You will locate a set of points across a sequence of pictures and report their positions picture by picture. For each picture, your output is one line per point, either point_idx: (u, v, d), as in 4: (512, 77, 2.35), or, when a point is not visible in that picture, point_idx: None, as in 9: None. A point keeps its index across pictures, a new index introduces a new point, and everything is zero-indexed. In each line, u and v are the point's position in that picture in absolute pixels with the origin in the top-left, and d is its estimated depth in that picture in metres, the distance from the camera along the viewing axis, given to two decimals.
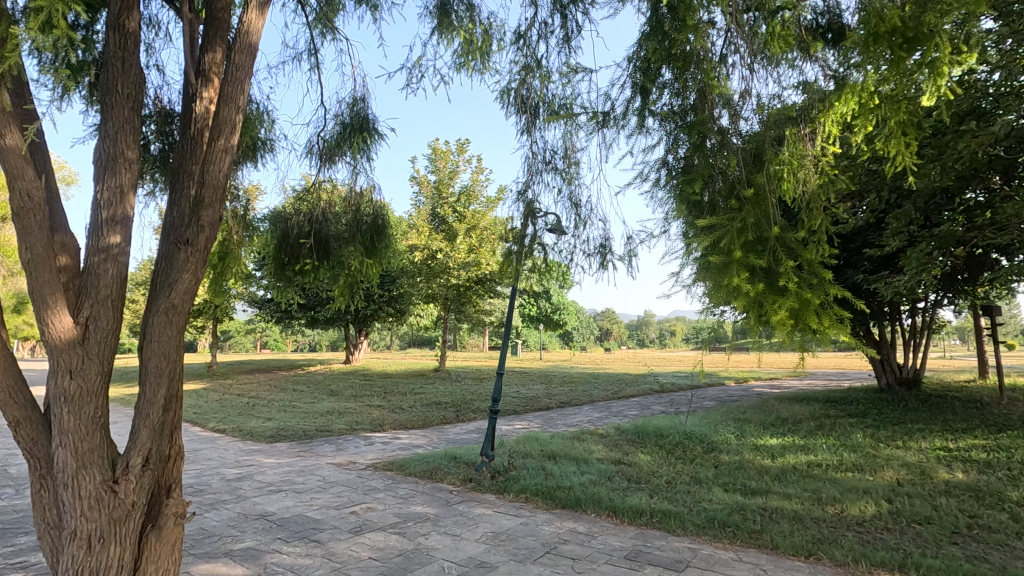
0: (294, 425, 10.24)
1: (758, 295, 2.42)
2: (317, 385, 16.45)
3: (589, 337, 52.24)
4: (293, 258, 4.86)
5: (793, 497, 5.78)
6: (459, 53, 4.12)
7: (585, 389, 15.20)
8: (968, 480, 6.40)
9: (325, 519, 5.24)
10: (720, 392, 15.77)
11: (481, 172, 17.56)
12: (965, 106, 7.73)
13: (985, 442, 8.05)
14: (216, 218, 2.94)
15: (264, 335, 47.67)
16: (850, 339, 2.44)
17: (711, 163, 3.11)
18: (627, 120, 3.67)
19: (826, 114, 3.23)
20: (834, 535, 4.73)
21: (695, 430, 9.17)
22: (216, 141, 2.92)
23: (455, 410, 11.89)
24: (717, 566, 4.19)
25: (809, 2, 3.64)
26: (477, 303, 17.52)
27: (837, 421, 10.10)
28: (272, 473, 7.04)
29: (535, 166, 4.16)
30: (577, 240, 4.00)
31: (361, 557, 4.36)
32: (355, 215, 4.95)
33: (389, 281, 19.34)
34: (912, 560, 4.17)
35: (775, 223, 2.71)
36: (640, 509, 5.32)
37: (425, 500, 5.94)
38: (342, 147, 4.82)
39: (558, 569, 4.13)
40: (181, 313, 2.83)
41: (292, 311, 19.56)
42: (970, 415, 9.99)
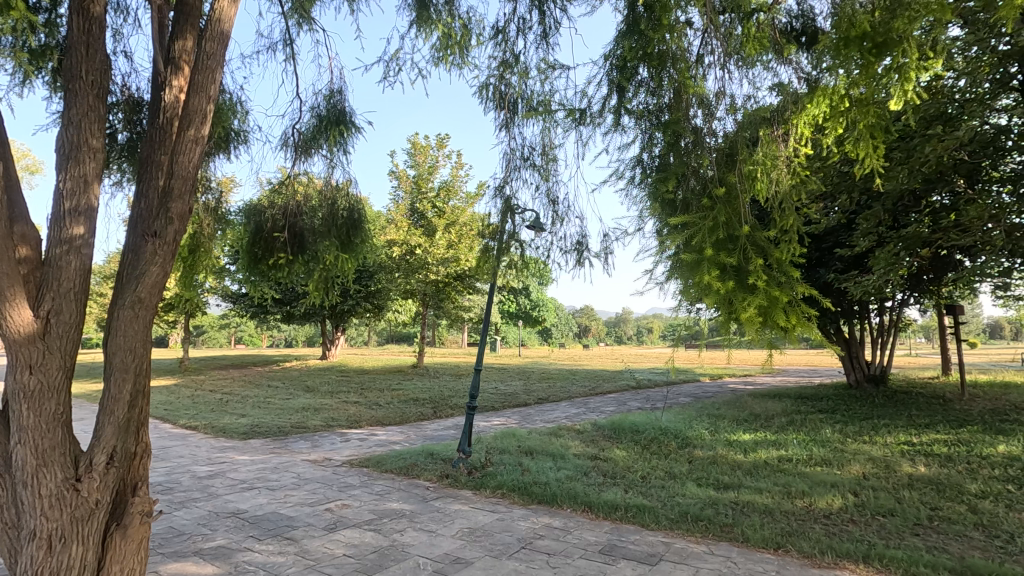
0: (269, 422, 10.10)
1: (728, 292, 2.46)
2: (293, 381, 16.26)
3: (568, 334, 52.62)
4: (266, 253, 4.77)
5: (764, 492, 5.90)
6: (438, 47, 4.09)
7: (563, 386, 15.33)
8: (930, 473, 6.62)
9: (300, 517, 5.18)
10: (695, 389, 16.05)
11: (462, 167, 17.46)
12: (932, 111, 8.00)
13: (946, 437, 8.31)
14: (186, 211, 2.88)
15: (238, 330, 46.94)
16: (818, 337, 2.52)
17: (685, 162, 3.15)
18: (604, 117, 3.68)
19: (799, 115, 3.39)
20: (802, 528, 4.85)
21: (670, 426, 9.29)
22: (186, 131, 2.86)
23: (433, 407, 11.85)
24: (689, 559, 4.27)
25: (782, 6, 3.70)
26: (455, 300, 17.46)
27: (807, 417, 10.36)
28: (246, 470, 6.94)
29: (512, 163, 4.17)
30: (554, 237, 4.02)
31: (336, 555, 4.32)
32: (330, 209, 4.88)
33: (367, 277, 19.16)
34: (875, 550, 4.29)
35: (746, 222, 2.75)
36: (615, 504, 5.38)
37: (401, 496, 5.91)
38: (318, 140, 4.75)
39: (533, 565, 4.15)
40: (148, 306, 2.76)
41: (267, 306, 19.26)
42: (934, 411, 10.33)
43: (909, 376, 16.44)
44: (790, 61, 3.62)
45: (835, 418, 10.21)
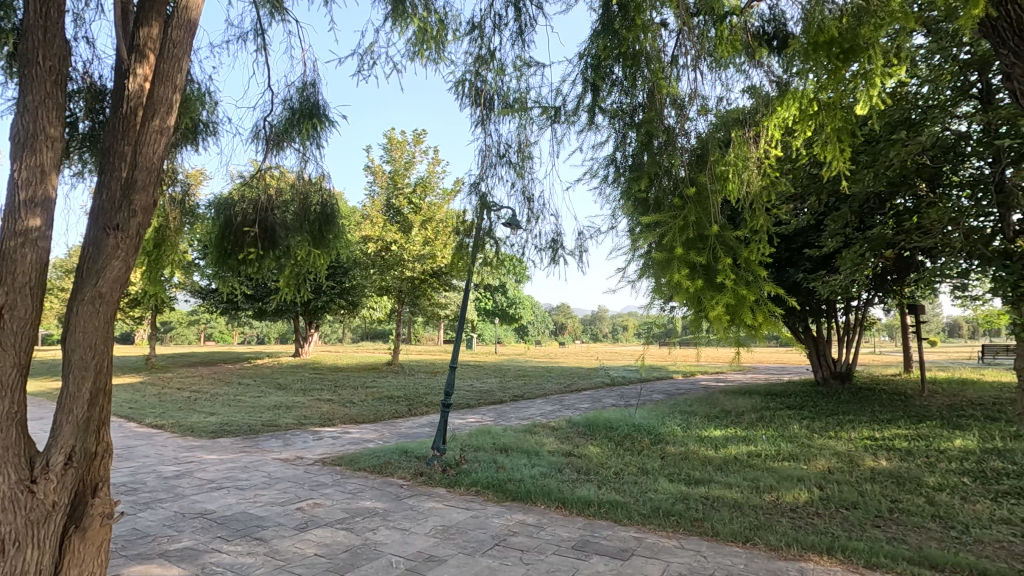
0: (239, 420, 9.91)
1: (698, 290, 2.49)
2: (265, 378, 15.96)
3: (544, 331, 52.88)
4: (235, 247, 4.62)
5: (734, 486, 6.03)
6: (413, 42, 4.05)
7: (538, 383, 15.37)
8: (891, 467, 6.85)
9: (270, 517, 5.09)
10: (668, 386, 16.28)
11: (438, 164, 17.34)
12: (897, 117, 8.24)
13: (907, 432, 8.61)
14: (149, 203, 2.79)
15: (208, 328, 45.90)
16: (783, 335, 2.57)
17: (658, 161, 3.19)
18: (578, 116, 3.69)
19: (770, 118, 3.44)
20: (770, 521, 4.97)
21: (644, 422, 9.41)
22: (150, 121, 2.77)
23: (407, 404, 11.77)
24: (661, 553, 4.33)
25: (754, 10, 3.77)
26: (431, 296, 17.34)
27: (776, 413, 10.61)
28: (214, 470, 6.79)
29: (488, 159, 4.16)
30: (529, 235, 4.03)
31: (307, 554, 4.26)
32: (303, 204, 4.80)
33: (341, 273, 18.90)
34: (838, 543, 4.42)
35: (715, 222, 2.79)
36: (589, 500, 5.43)
37: (374, 495, 5.86)
38: (291, 133, 4.66)
39: (507, 561, 4.16)
40: (110, 302, 2.67)
41: (238, 302, 18.87)
42: (895, 407, 10.69)
43: (874, 377, 15.79)
44: (761, 64, 3.69)
45: (802, 414, 10.49)
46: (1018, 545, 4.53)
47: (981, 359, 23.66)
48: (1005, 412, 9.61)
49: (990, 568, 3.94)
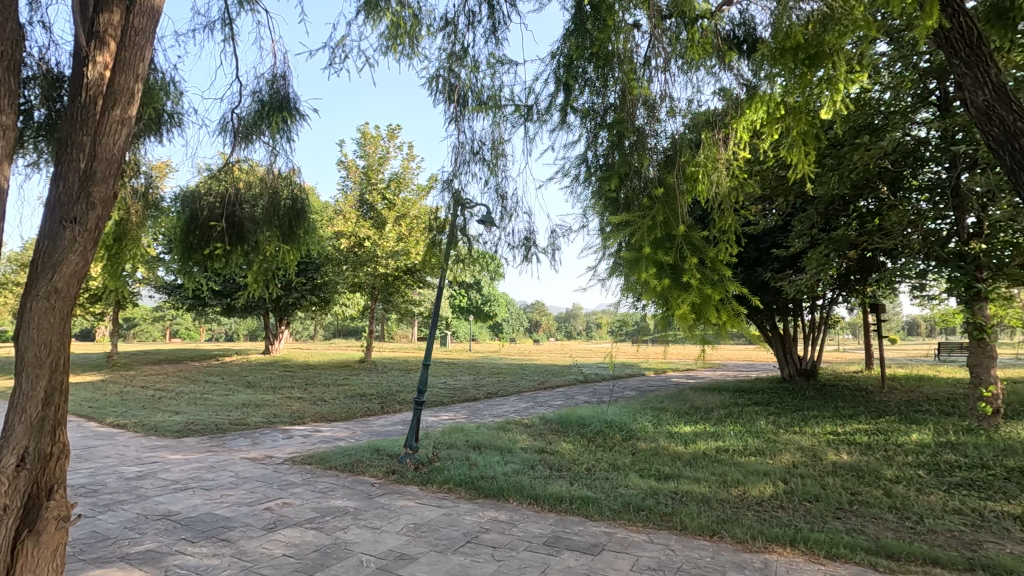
0: (205, 419, 9.67)
1: (665, 289, 2.55)
2: (233, 376, 15.59)
3: (519, 329, 53.08)
4: (202, 242, 4.56)
5: (702, 481, 6.16)
6: (386, 36, 4.00)
7: (513, 380, 15.42)
8: (851, 460, 7.09)
9: (237, 517, 4.99)
10: (640, 383, 16.53)
11: (413, 160, 17.19)
12: (860, 122, 8.50)
13: (867, 427, 8.92)
14: (109, 196, 2.71)
15: (174, 324, 44.71)
16: (747, 334, 2.64)
17: (629, 161, 3.24)
18: (550, 115, 3.71)
19: (738, 121, 3.55)
20: (736, 515, 5.10)
21: (616, 419, 9.52)
22: (111, 111, 2.69)
23: (380, 402, 11.67)
24: (630, 548, 4.40)
25: (724, 14, 3.83)
26: (405, 293, 17.19)
27: (743, 409, 10.87)
28: (179, 470, 6.61)
29: (461, 156, 4.16)
30: (503, 233, 4.05)
31: (275, 555, 4.19)
32: (272, 198, 4.68)
33: (313, 269, 18.58)
34: (801, 535, 4.56)
35: (683, 222, 2.86)
36: (561, 496, 5.48)
37: (345, 493, 5.80)
38: (260, 126, 4.56)
39: (478, 558, 4.16)
40: (66, 298, 2.58)
41: (205, 298, 18.42)
42: (857, 402, 11.07)
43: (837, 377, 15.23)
44: (731, 67, 3.76)
45: (769, 410, 10.77)
46: (968, 535, 4.74)
47: (938, 357, 24.66)
48: (959, 407, 10.03)
49: (942, 557, 4.11)
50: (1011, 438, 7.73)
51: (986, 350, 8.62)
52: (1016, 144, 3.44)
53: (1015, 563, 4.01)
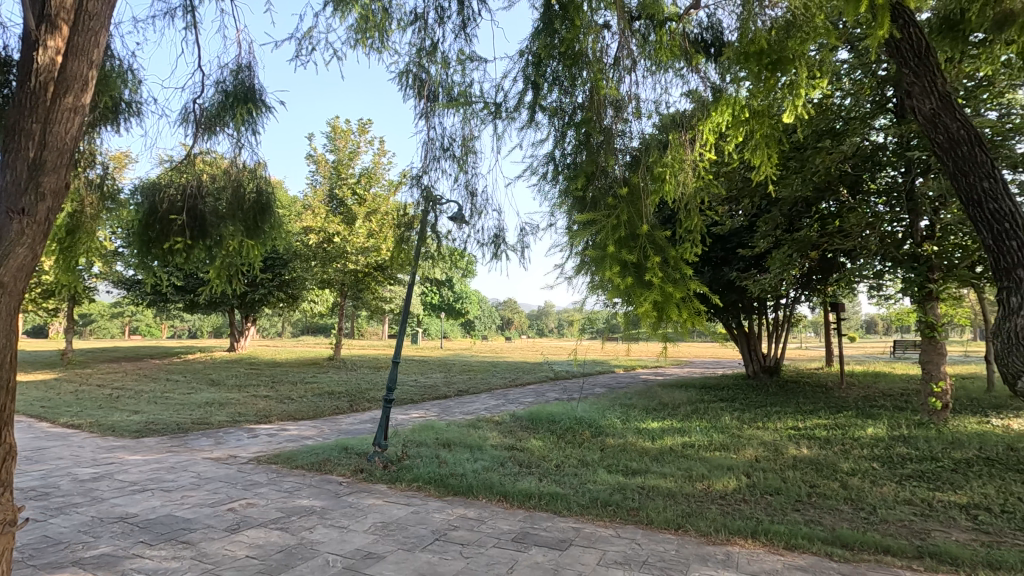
0: (166, 418, 9.38)
1: (628, 287, 2.60)
2: (196, 375, 15.16)
3: (491, 327, 53.13)
4: (161, 236, 4.42)
5: (668, 476, 6.28)
6: (355, 29, 3.94)
7: (484, 378, 15.42)
8: (811, 454, 7.32)
9: (198, 519, 4.87)
10: (610, 379, 16.75)
11: (384, 155, 16.97)
12: (822, 126, 8.76)
13: (826, 422, 9.23)
14: (60, 186, 2.60)
15: (135, 320, 43.34)
16: (707, 331, 2.71)
17: (596, 161, 3.28)
18: (519, 113, 3.73)
19: (704, 122, 3.63)
20: (701, 509, 5.21)
21: (585, 415, 9.63)
22: (63, 98, 2.59)
23: (349, 400, 11.51)
24: (597, 542, 4.46)
25: (692, 18, 3.89)
26: (375, 290, 16.98)
27: (709, 405, 11.11)
28: (137, 471, 6.40)
29: (431, 152, 4.14)
30: (472, 230, 4.07)
31: (237, 556, 4.10)
32: (236, 191, 4.55)
33: (280, 265, 18.21)
34: (762, 527, 4.69)
35: (646, 222, 2.91)
36: (529, 493, 5.51)
37: (312, 493, 5.72)
38: (223, 117, 4.43)
39: (446, 556, 4.16)
40: (12, 293, 2.46)
41: (167, 293, 17.85)
42: (817, 398, 11.43)
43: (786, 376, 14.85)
44: (699, 70, 3.83)
45: (734, 406, 11.03)
46: (917, 524, 4.96)
47: (894, 355, 25.70)
48: (912, 402, 10.47)
49: (893, 545, 4.29)
50: (958, 431, 8.13)
51: (936, 348, 9.02)
52: (958, 151, 3.64)
53: (959, 550, 4.21)
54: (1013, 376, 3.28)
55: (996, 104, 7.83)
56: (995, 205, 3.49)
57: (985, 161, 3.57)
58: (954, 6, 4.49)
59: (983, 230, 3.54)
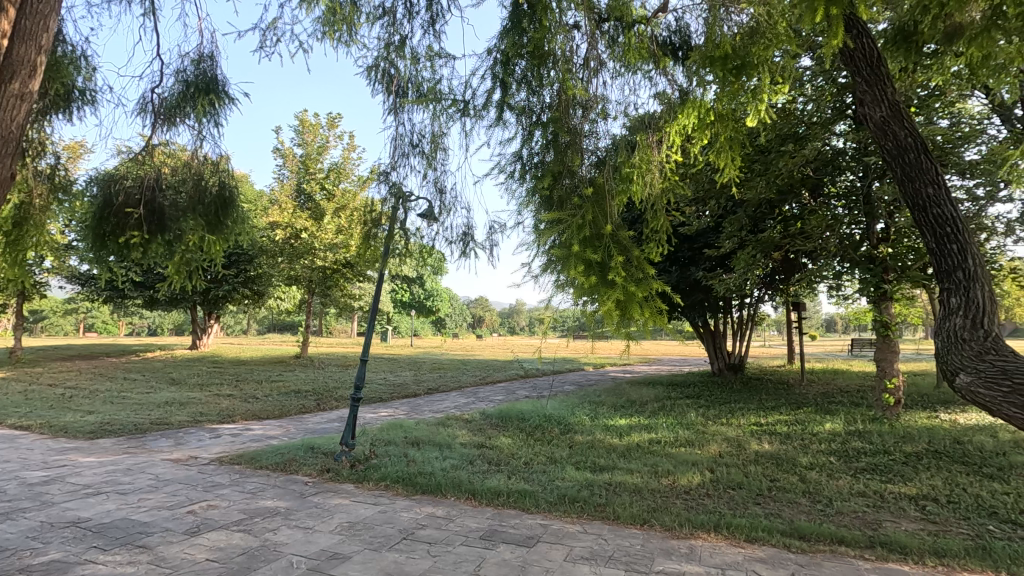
0: (122, 419, 9.04)
1: (591, 286, 2.64)
2: (155, 373, 14.67)
3: (462, 325, 53.08)
4: (116, 230, 4.23)
5: (634, 472, 6.38)
6: (321, 21, 3.87)
7: (454, 376, 15.37)
8: (772, 449, 7.54)
9: (155, 522, 4.72)
10: (580, 377, 16.93)
11: (353, 149, 16.70)
12: (785, 130, 9.02)
13: (787, 418, 9.52)
14: (5, 175, 2.54)
15: (90, 317, 41.76)
16: (669, 330, 2.76)
17: (563, 161, 3.31)
18: (487, 111, 3.73)
19: (670, 125, 3.70)
20: (666, 504, 5.31)
21: (554, 413, 9.70)
22: (9, 85, 2.52)
23: (316, 399, 11.32)
24: (564, 539, 4.50)
25: (660, 21, 3.93)
26: (344, 287, 16.72)
27: (676, 402, 11.32)
28: (91, 474, 6.16)
29: (400, 148, 4.10)
30: (441, 228, 4.06)
31: (197, 560, 3.99)
32: (197, 184, 4.40)
33: (246, 260, 17.78)
34: (724, 520, 4.81)
35: (611, 223, 2.96)
36: (498, 490, 5.53)
37: (276, 494, 5.60)
38: (183, 108, 4.30)
39: (414, 555, 4.13)
40: None
41: (125, 289, 17.24)
42: (779, 395, 11.77)
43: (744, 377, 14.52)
44: (666, 73, 3.90)
45: (699, 403, 11.27)
46: (870, 515, 5.16)
47: (851, 352, 26.70)
48: (867, 398, 10.89)
49: (847, 536, 4.45)
50: (909, 426, 8.49)
51: (890, 346, 9.39)
52: (905, 158, 3.79)
53: (908, 539, 4.39)
54: (951, 373, 3.45)
55: (947, 112, 8.17)
56: (938, 211, 3.66)
57: (930, 168, 3.74)
58: (908, 18, 4.67)
59: (927, 234, 3.71)
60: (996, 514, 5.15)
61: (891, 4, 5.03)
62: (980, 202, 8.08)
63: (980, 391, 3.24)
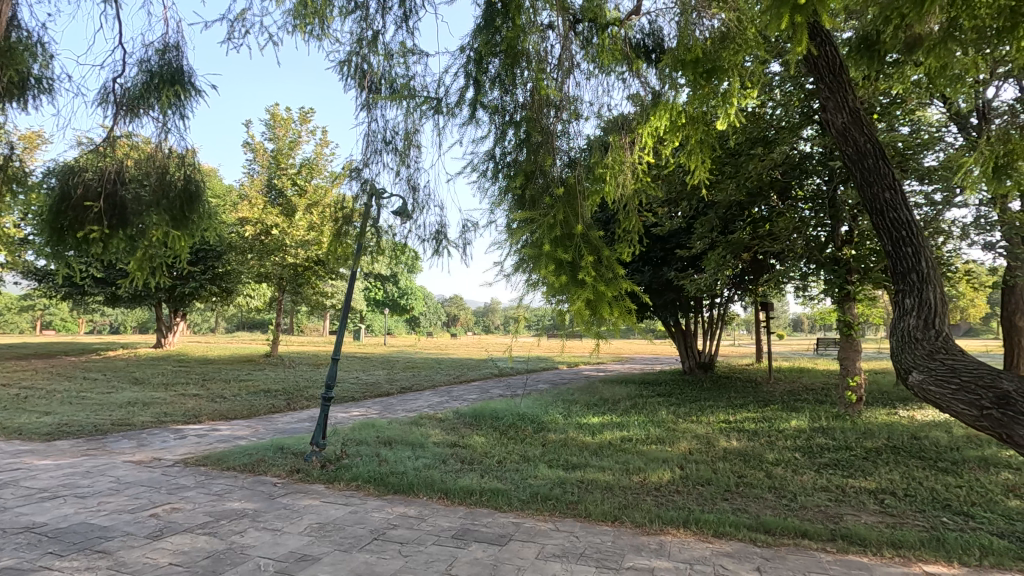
0: (81, 420, 8.73)
1: (561, 285, 2.67)
2: (116, 372, 14.21)
3: (436, 324, 52.87)
4: (76, 224, 4.09)
5: (606, 469, 6.45)
6: (293, 14, 3.79)
7: (428, 374, 15.29)
8: (740, 446, 7.71)
9: (116, 526, 4.57)
10: (553, 376, 17.02)
11: (326, 145, 16.48)
12: (754, 134, 9.22)
13: (754, 415, 9.76)
14: None
15: (47, 314, 40.29)
16: (637, 329, 2.80)
17: (535, 161, 3.31)
18: (460, 109, 3.71)
19: (643, 127, 3.75)
20: (637, 500, 5.39)
21: (528, 411, 9.74)
22: None
23: (286, 399, 11.13)
24: (536, 537, 4.52)
25: (633, 23, 3.97)
26: (316, 285, 16.48)
27: (647, 400, 11.47)
28: (47, 477, 5.93)
29: (372, 145, 4.05)
30: (414, 226, 4.03)
31: (160, 565, 3.89)
32: (161, 177, 4.24)
33: (214, 257, 17.38)
34: (693, 516, 4.90)
35: (582, 222, 2.99)
36: (471, 489, 5.52)
37: (244, 495, 5.48)
38: (147, 99, 4.16)
39: (384, 555, 4.10)
40: None
41: (86, 285, 16.66)
42: (747, 393, 12.05)
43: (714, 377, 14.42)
44: (639, 75, 3.94)
45: (670, 401, 11.46)
46: (832, 508, 5.32)
47: (817, 351, 27.49)
48: (831, 396, 11.23)
49: (810, 530, 4.58)
50: (869, 422, 8.79)
51: (853, 345, 9.71)
52: (864, 163, 3.92)
53: (867, 532, 4.54)
54: (905, 371, 3.56)
55: (907, 119, 8.48)
56: (894, 215, 3.80)
57: (887, 173, 3.87)
58: (871, 28, 4.82)
59: (884, 237, 3.85)
60: (949, 507, 5.37)
61: (856, 14, 5.18)
62: (937, 206, 8.39)
63: (931, 389, 3.35)
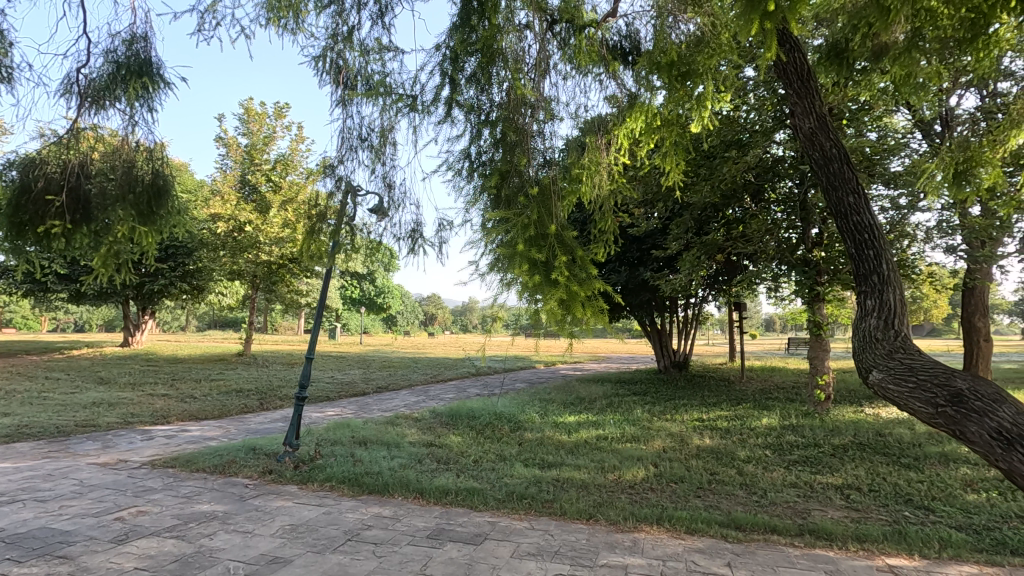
0: (42, 421, 8.42)
1: (535, 284, 2.69)
2: (81, 372, 13.76)
3: (413, 323, 52.55)
4: (37, 218, 3.96)
5: (582, 468, 6.50)
6: (266, 8, 3.72)
7: (404, 374, 15.18)
8: (712, 444, 7.85)
9: (79, 531, 4.43)
10: (530, 375, 17.06)
11: (302, 141, 16.24)
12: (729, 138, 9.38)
13: (727, 413, 9.93)
14: None
15: (7, 312, 38.84)
16: (608, 328, 2.84)
17: (510, 161, 3.31)
18: (436, 108, 3.71)
19: (618, 129, 3.79)
20: (611, 498, 5.44)
21: (505, 411, 9.74)
22: None
23: (258, 399, 10.92)
24: (511, 535, 4.53)
25: (609, 25, 4.01)
26: (290, 283, 16.23)
27: (623, 399, 11.57)
28: (5, 481, 5.71)
29: (348, 142, 4.01)
30: (390, 224, 4.01)
31: (124, 569, 3.78)
32: (127, 172, 4.14)
33: (184, 254, 16.96)
34: (666, 513, 4.97)
35: (556, 222, 3.01)
36: (447, 489, 5.51)
37: (214, 497, 5.37)
38: (113, 90, 4.03)
39: (358, 556, 4.06)
40: None
41: (48, 282, 16.09)
42: (721, 391, 12.25)
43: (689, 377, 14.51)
44: (615, 77, 3.98)
45: (646, 400, 11.59)
46: (800, 504, 5.46)
47: (788, 351, 28.12)
48: (801, 394, 11.50)
49: (779, 525, 4.69)
50: (837, 420, 9.02)
51: (822, 345, 9.95)
52: (831, 167, 4.03)
53: (834, 527, 4.67)
54: (866, 370, 3.66)
55: (874, 125, 8.72)
56: (858, 218, 3.91)
57: (851, 177, 3.98)
58: (840, 35, 4.93)
59: (848, 240, 3.96)
60: (911, 501, 5.55)
61: (826, 22, 5.31)
62: (902, 210, 8.67)
63: (891, 387, 3.46)
